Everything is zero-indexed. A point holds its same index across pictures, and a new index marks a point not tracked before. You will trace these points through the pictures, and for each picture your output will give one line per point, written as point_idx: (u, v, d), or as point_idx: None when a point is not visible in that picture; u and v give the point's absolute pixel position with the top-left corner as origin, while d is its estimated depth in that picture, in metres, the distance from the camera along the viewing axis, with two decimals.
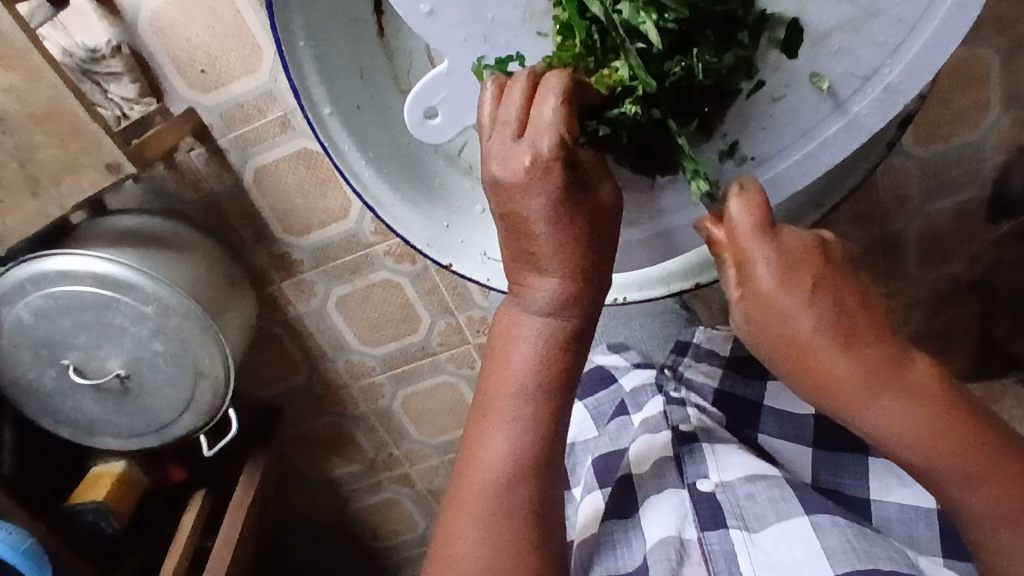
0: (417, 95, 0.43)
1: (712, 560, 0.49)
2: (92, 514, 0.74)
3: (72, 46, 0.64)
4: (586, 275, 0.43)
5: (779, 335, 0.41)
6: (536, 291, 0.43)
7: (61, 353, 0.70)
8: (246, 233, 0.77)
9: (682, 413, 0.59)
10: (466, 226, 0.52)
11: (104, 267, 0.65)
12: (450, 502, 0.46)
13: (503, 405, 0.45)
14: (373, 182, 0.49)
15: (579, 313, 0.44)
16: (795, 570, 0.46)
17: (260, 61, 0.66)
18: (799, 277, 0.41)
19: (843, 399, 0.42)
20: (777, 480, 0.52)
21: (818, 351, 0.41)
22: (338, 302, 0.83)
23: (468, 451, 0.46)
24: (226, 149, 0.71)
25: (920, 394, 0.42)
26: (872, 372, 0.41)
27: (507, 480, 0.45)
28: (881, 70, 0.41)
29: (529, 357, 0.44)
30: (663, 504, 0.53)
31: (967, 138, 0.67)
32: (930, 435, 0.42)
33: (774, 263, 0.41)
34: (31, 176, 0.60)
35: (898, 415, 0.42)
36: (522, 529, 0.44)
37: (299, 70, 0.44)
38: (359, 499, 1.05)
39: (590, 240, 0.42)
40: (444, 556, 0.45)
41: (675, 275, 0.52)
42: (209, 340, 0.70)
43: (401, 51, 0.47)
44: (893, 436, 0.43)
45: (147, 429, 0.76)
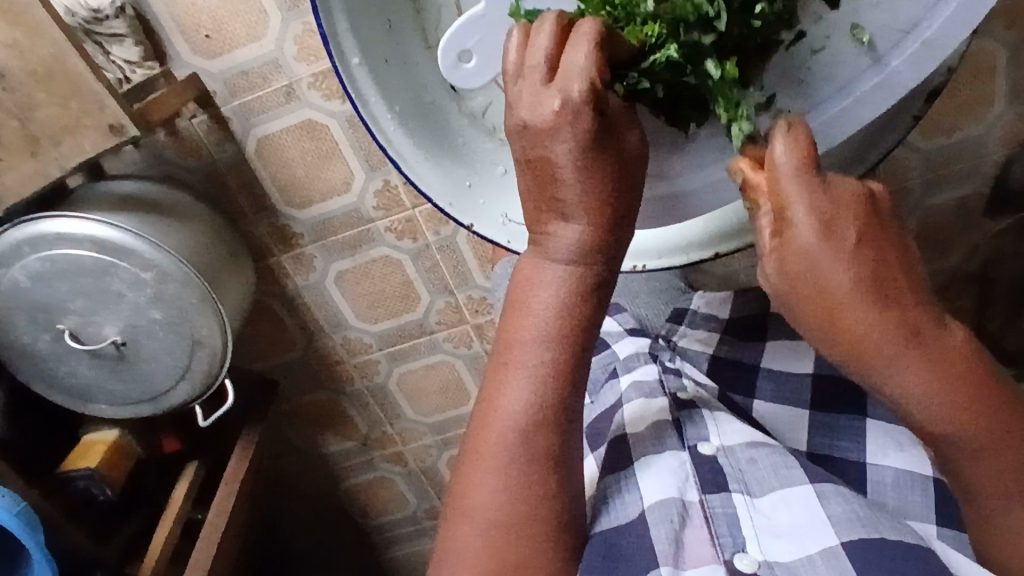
0: (450, 38, 0.43)
1: (715, 522, 0.48)
2: (84, 480, 0.73)
3: (74, 6, 0.62)
4: (612, 224, 0.42)
5: (809, 281, 0.39)
6: (558, 239, 0.43)
7: (57, 318, 0.70)
8: (246, 204, 0.76)
9: (678, 382, 0.59)
10: (488, 188, 0.51)
11: (103, 231, 0.64)
12: (468, 448, 0.47)
13: (522, 355, 0.45)
14: (397, 137, 0.48)
15: (603, 262, 0.43)
16: (798, 536, 0.46)
17: (265, 28, 0.65)
18: (841, 230, 0.38)
19: (867, 359, 0.40)
20: (777, 449, 0.52)
21: (853, 308, 0.38)
22: (337, 277, 0.82)
23: (486, 399, 0.46)
24: (228, 117, 0.70)
25: (953, 367, 0.40)
26: (905, 336, 0.39)
27: (525, 427, 0.45)
28: (921, 24, 0.41)
29: (550, 307, 0.44)
30: (662, 464, 0.52)
31: (970, 131, 0.68)
32: (949, 406, 0.41)
33: (817, 212, 0.38)
34: (31, 136, 0.59)
35: (924, 382, 0.40)
36: (538, 478, 0.45)
37: (329, 14, 0.43)
38: (351, 476, 1.05)
39: (618, 190, 0.42)
40: (461, 501, 0.46)
41: (695, 244, 0.53)
42: (207, 309, 0.69)
43: (430, 5, 0.46)
44: (913, 401, 0.41)
45: (140, 398, 0.75)
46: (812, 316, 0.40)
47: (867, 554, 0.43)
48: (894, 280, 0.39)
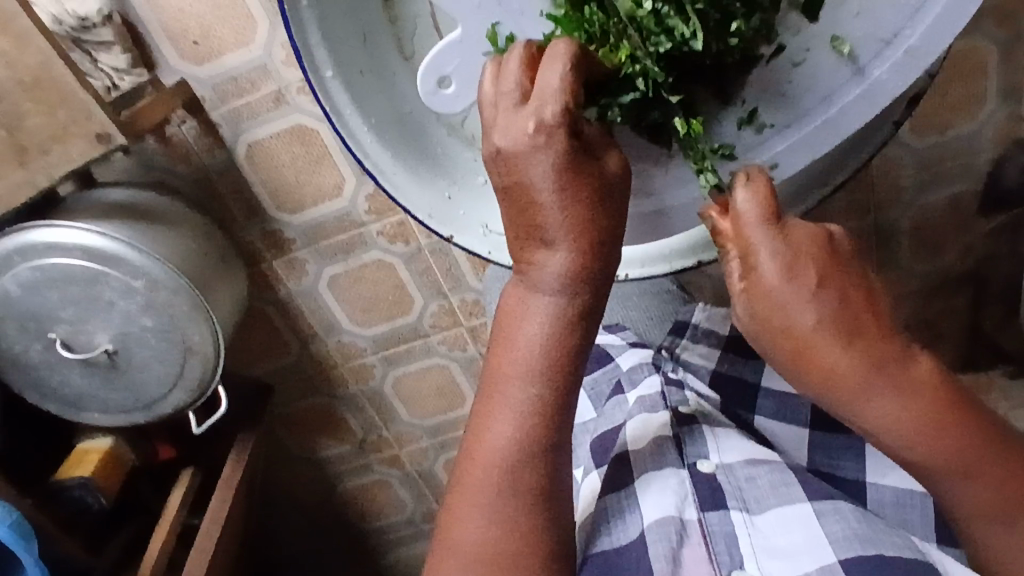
0: (429, 62, 0.43)
1: (713, 541, 0.48)
2: (79, 489, 0.73)
3: (61, 13, 0.62)
4: (597, 257, 0.42)
5: (780, 322, 0.43)
6: (542, 269, 0.43)
7: (49, 327, 0.69)
8: (237, 210, 0.76)
9: (682, 395, 0.58)
10: (468, 198, 0.51)
11: (92, 239, 0.64)
12: (454, 482, 0.47)
13: (509, 386, 0.45)
14: (374, 149, 0.48)
15: (587, 293, 0.43)
16: (796, 555, 0.45)
17: (254, 34, 0.65)
18: (801, 270, 0.42)
19: (840, 394, 0.43)
20: (778, 466, 0.51)
21: (819, 346, 0.42)
22: (330, 282, 0.82)
23: (473, 432, 0.46)
24: (218, 123, 0.70)
25: (926, 397, 0.43)
26: (871, 370, 0.42)
27: (512, 458, 0.45)
28: (903, 33, 0.41)
29: (538, 339, 0.44)
30: (662, 482, 0.52)
31: (963, 130, 0.67)
32: (928, 435, 0.43)
33: (778, 254, 0.42)
34: (19, 145, 0.59)
35: (897, 413, 0.43)
36: (524, 511, 0.44)
37: (302, 29, 0.43)
38: (347, 480, 1.05)
39: (601, 222, 0.42)
40: (447, 534, 0.45)
41: (679, 253, 0.52)
42: (199, 316, 0.69)
43: (406, 15, 0.46)
44: (888, 433, 0.44)
45: (133, 406, 0.75)
46: (785, 356, 0.44)
47: (863, 569, 0.43)
48: (855, 319, 0.43)
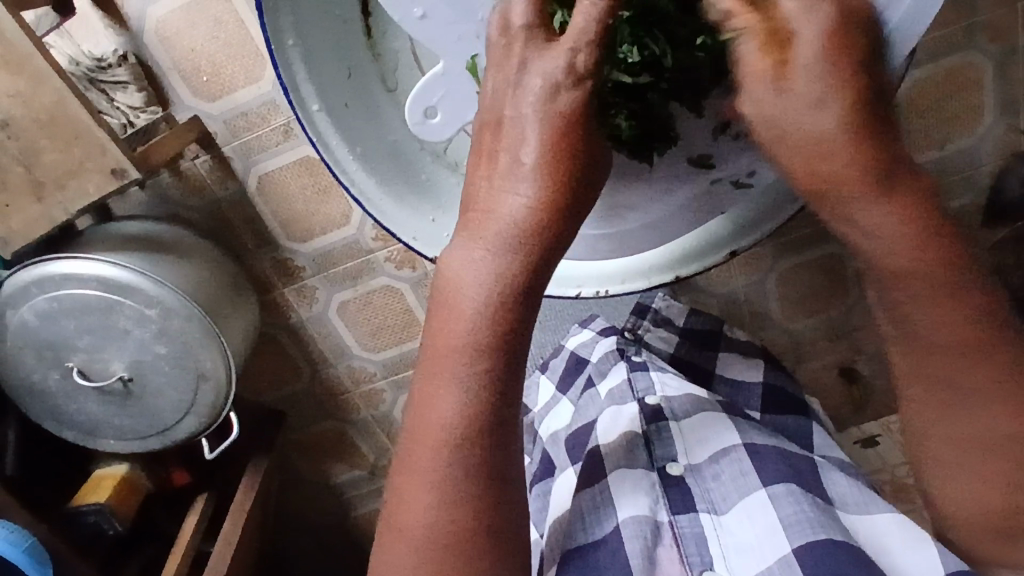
0: (416, 94, 0.45)
1: (683, 542, 0.51)
2: (94, 515, 0.75)
3: (78, 55, 0.66)
4: (539, 225, 0.41)
5: (788, 124, 0.39)
6: (491, 230, 0.42)
7: (66, 356, 0.72)
8: (249, 239, 0.78)
9: (647, 383, 0.62)
10: (451, 220, 0.53)
11: (109, 269, 0.66)
12: (401, 461, 0.46)
13: (450, 363, 0.44)
14: (360, 176, 0.50)
15: (531, 260, 0.42)
16: (759, 550, 0.49)
17: (263, 71, 0.67)
18: (839, 69, 0.38)
19: (839, 201, 0.41)
20: (739, 454, 0.54)
21: (836, 146, 0.39)
22: (339, 307, 0.83)
23: (418, 410, 0.45)
24: (230, 157, 0.72)
25: (917, 219, 0.41)
26: (873, 181, 0.40)
27: (456, 437, 0.44)
28: None
29: (476, 314, 0.43)
30: (634, 481, 0.54)
31: (962, 143, 0.68)
32: (911, 256, 0.42)
33: (824, 51, 0.38)
34: (37, 180, 0.62)
35: (887, 229, 0.42)
36: (468, 489, 0.44)
37: (288, 66, 0.46)
38: (361, 505, 1.05)
39: (549, 187, 0.40)
40: (398, 519, 0.45)
41: (656, 268, 0.54)
42: (211, 344, 0.71)
43: (387, 50, 0.51)
44: (876, 247, 0.43)
45: (150, 432, 0.77)
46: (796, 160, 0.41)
47: (813, 556, 0.46)
48: (877, 125, 0.39)
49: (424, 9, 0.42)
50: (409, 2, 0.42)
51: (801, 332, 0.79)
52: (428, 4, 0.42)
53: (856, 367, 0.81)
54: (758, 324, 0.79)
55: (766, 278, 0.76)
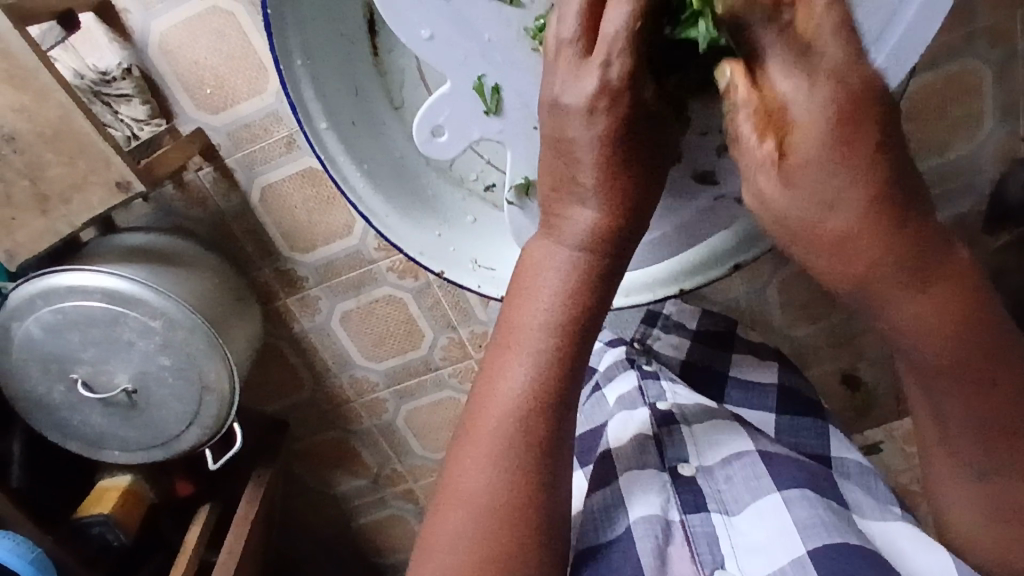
0: (425, 113, 0.46)
1: (695, 541, 0.49)
2: (98, 526, 0.75)
3: (82, 68, 0.67)
4: (621, 212, 0.42)
5: (804, 217, 0.37)
6: (573, 221, 0.43)
7: (70, 368, 0.72)
8: (252, 250, 0.79)
9: (659, 391, 0.62)
10: (456, 235, 0.54)
11: (113, 281, 0.67)
12: (464, 429, 0.47)
13: (525, 341, 0.45)
14: (366, 193, 0.51)
15: (612, 253, 0.43)
16: (770, 550, 0.47)
17: (266, 83, 0.68)
18: (855, 162, 0.35)
19: (859, 286, 0.39)
20: (753, 458, 0.54)
21: (857, 237, 0.37)
22: (342, 317, 0.84)
23: (486, 380, 0.46)
24: (233, 168, 0.73)
25: (943, 299, 0.40)
26: (899, 268, 0.38)
27: (524, 409, 0.45)
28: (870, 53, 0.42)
29: (557, 290, 0.44)
30: (645, 481, 0.54)
31: (961, 149, 0.68)
32: (943, 332, 0.41)
33: (828, 125, 0.35)
34: (42, 194, 0.62)
35: (916, 312, 0.40)
36: (529, 467, 0.44)
37: (295, 85, 0.47)
38: (364, 514, 1.05)
39: (636, 188, 0.42)
40: (450, 491, 0.45)
41: (661, 281, 0.55)
42: (215, 354, 0.71)
43: (393, 67, 0.50)
44: (905, 327, 0.41)
45: (153, 443, 0.77)
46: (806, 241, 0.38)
47: (829, 555, 0.45)
48: (903, 212, 0.37)
49: (431, 30, 0.42)
50: (416, 24, 0.42)
51: (803, 340, 0.80)
52: (436, 26, 0.42)
53: (858, 373, 0.81)
54: (760, 331, 0.80)
55: (767, 285, 0.76)
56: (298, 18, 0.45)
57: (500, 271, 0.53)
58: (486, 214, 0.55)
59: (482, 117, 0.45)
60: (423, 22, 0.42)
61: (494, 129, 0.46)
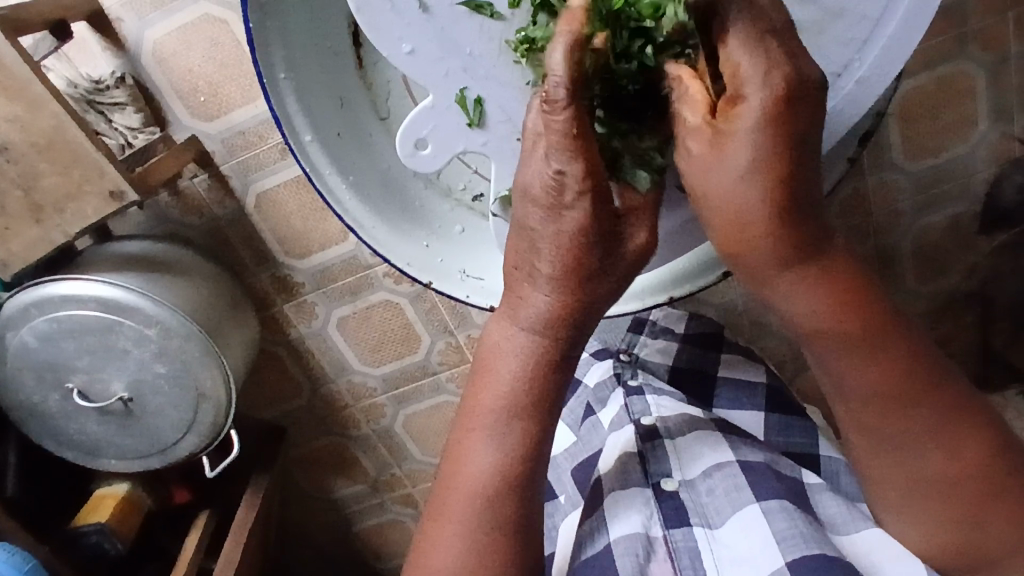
0: (406, 128, 0.46)
1: (677, 555, 0.50)
2: (95, 535, 0.75)
3: (76, 77, 0.67)
4: (578, 300, 0.42)
5: (710, 190, 0.40)
6: (529, 306, 0.43)
7: (66, 377, 0.72)
8: (248, 257, 0.79)
9: (643, 405, 0.61)
10: (444, 246, 0.54)
11: (108, 290, 0.67)
12: (432, 509, 0.47)
13: (484, 421, 0.45)
14: (353, 204, 0.51)
15: (570, 336, 0.43)
16: (752, 563, 0.48)
17: (259, 90, 0.68)
18: (768, 141, 0.37)
19: (749, 262, 0.42)
20: (732, 470, 0.53)
21: (747, 213, 0.39)
22: (339, 323, 0.83)
23: (453, 459, 0.47)
24: (227, 175, 0.73)
25: (826, 286, 0.43)
26: (786, 247, 0.41)
27: (489, 490, 0.45)
28: (852, 64, 0.43)
29: (516, 373, 0.44)
30: (628, 501, 0.54)
31: (957, 150, 0.67)
32: (829, 319, 0.44)
33: (758, 116, 0.37)
34: (36, 204, 0.62)
35: (800, 293, 0.43)
36: (496, 542, 0.45)
37: (279, 97, 0.47)
38: (362, 519, 1.05)
39: (589, 279, 0.41)
40: (421, 562, 0.46)
41: (650, 290, 0.55)
42: (211, 362, 0.71)
43: (379, 80, 0.51)
44: (794, 307, 0.44)
45: (149, 451, 0.77)
46: (716, 226, 0.41)
47: (809, 567, 0.45)
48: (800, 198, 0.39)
49: (413, 45, 0.43)
50: (397, 39, 0.42)
51: (800, 341, 0.79)
52: (416, 40, 0.42)
53: None
54: (758, 333, 0.79)
55: None
56: (283, 34, 0.45)
57: (488, 281, 0.53)
58: (473, 223, 0.55)
59: (466, 130, 0.45)
60: (404, 37, 0.42)
61: (478, 141, 0.46)
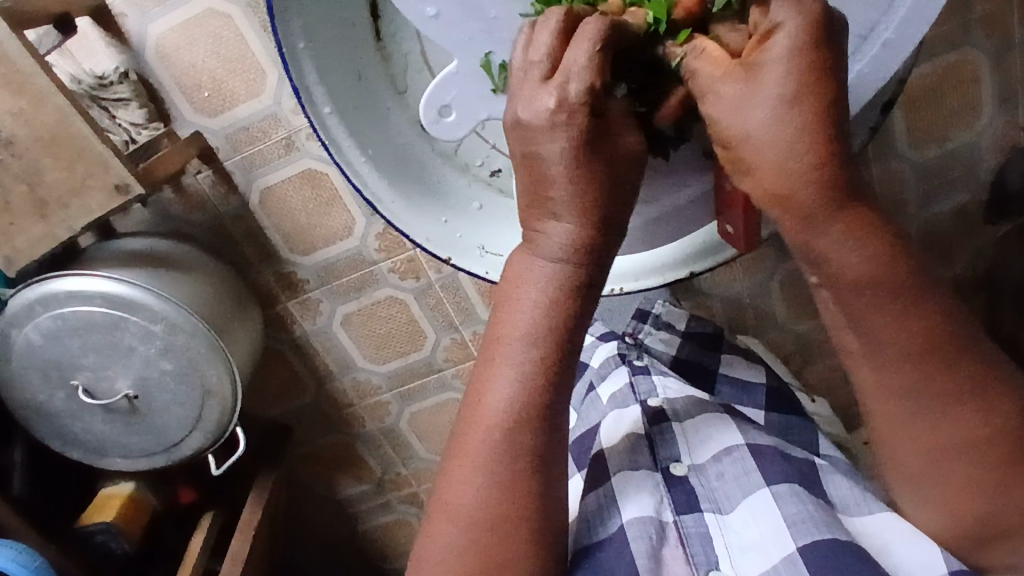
0: (432, 92, 0.45)
1: (689, 542, 0.50)
2: (102, 535, 0.75)
3: (79, 73, 0.67)
4: (601, 225, 0.41)
5: (745, 134, 0.39)
6: (551, 236, 0.42)
7: (71, 374, 0.71)
8: (252, 253, 0.78)
9: (649, 386, 0.62)
10: (463, 222, 0.55)
11: (113, 286, 0.66)
12: (453, 445, 0.46)
13: (507, 356, 0.44)
14: (373, 179, 0.51)
15: (592, 263, 0.42)
16: (763, 548, 0.48)
17: (263, 84, 0.68)
18: (800, 76, 0.38)
19: (794, 210, 0.41)
20: (744, 453, 0.53)
21: (780, 146, 0.39)
22: (343, 320, 0.83)
23: (473, 395, 0.46)
24: (231, 171, 0.72)
25: (867, 232, 0.43)
26: (822, 190, 0.40)
27: (512, 423, 0.44)
28: (878, 27, 0.44)
29: (538, 303, 0.43)
30: (637, 484, 0.53)
31: (962, 139, 0.67)
32: (872, 264, 0.43)
33: (790, 51, 0.38)
34: (40, 198, 0.61)
35: (848, 245, 0.43)
36: (516, 480, 0.44)
37: (298, 69, 0.46)
38: (369, 519, 1.05)
39: (610, 207, 0.41)
40: (442, 500, 0.45)
41: (669, 265, 0.55)
42: (217, 358, 0.70)
43: (396, 53, 0.50)
44: (838, 257, 0.43)
45: (155, 449, 0.76)
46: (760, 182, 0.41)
47: (820, 554, 0.45)
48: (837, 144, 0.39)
49: (436, 8, 0.42)
50: (421, 3, 0.42)
51: (806, 333, 0.79)
52: (441, 4, 0.42)
53: None
54: (763, 326, 0.79)
55: (769, 279, 0.76)
56: (300, 5, 0.45)
57: (506, 257, 0.54)
58: (491, 200, 0.55)
59: (490, 97, 0.46)
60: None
61: (502, 109, 0.46)
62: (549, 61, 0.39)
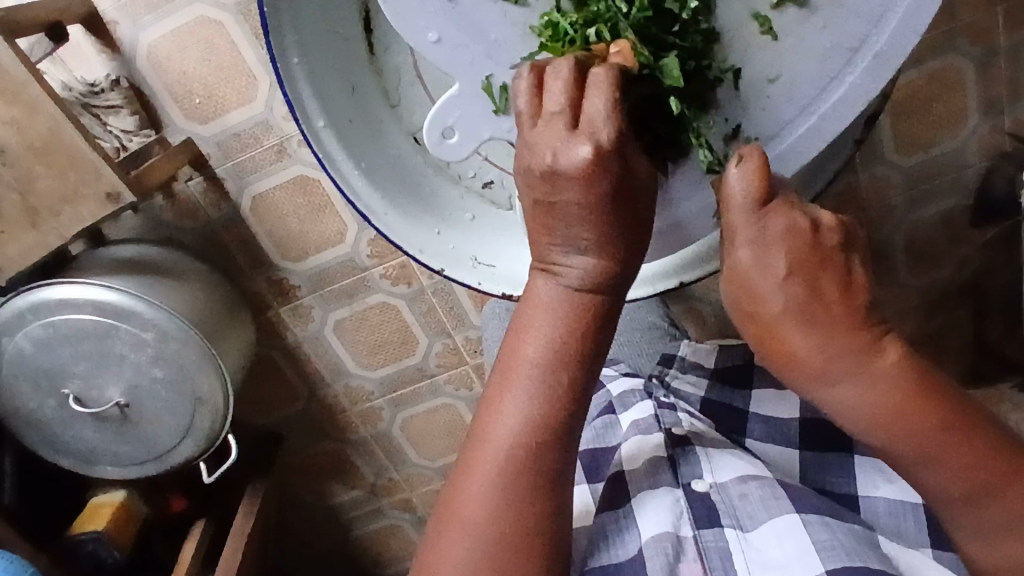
0: (435, 114, 0.43)
1: (707, 555, 0.44)
2: (92, 544, 0.74)
3: (71, 80, 0.67)
4: (621, 252, 0.41)
5: (751, 294, 0.42)
6: (568, 264, 0.41)
7: (61, 383, 0.71)
8: (243, 261, 0.78)
9: (674, 418, 0.55)
10: (457, 233, 0.54)
11: (103, 294, 0.66)
12: (462, 460, 0.44)
13: (524, 370, 0.43)
14: (365, 190, 0.51)
15: (610, 290, 0.42)
16: (786, 565, 0.42)
17: (255, 91, 0.68)
18: (772, 229, 0.41)
19: (806, 377, 0.42)
20: (770, 481, 0.47)
21: (774, 307, 0.41)
22: (335, 326, 0.83)
23: (484, 410, 0.44)
24: (223, 178, 0.73)
25: (887, 379, 0.41)
26: (834, 350, 0.41)
27: (526, 437, 0.42)
28: (870, 38, 0.39)
29: (554, 324, 0.42)
30: (657, 501, 0.48)
31: (947, 146, 0.68)
32: (898, 409, 0.40)
33: (753, 212, 0.40)
34: (31, 207, 0.61)
35: (864, 394, 0.41)
36: (530, 498, 0.42)
37: (293, 86, 0.47)
38: (361, 525, 1.05)
39: (627, 248, 0.41)
40: (451, 511, 0.43)
41: (661, 274, 0.50)
42: (208, 366, 0.70)
43: (390, 66, 0.50)
44: (856, 412, 0.41)
45: (146, 457, 0.76)
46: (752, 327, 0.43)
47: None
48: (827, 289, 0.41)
49: (438, 33, 0.41)
50: (424, 27, 0.41)
51: None
52: (443, 28, 0.41)
53: None
54: None
55: None
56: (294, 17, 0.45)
57: (499, 267, 0.53)
58: (485, 211, 0.55)
59: (493, 118, 0.43)
60: (429, 24, 0.41)
61: (505, 128, 0.43)
62: (557, 103, 0.38)
